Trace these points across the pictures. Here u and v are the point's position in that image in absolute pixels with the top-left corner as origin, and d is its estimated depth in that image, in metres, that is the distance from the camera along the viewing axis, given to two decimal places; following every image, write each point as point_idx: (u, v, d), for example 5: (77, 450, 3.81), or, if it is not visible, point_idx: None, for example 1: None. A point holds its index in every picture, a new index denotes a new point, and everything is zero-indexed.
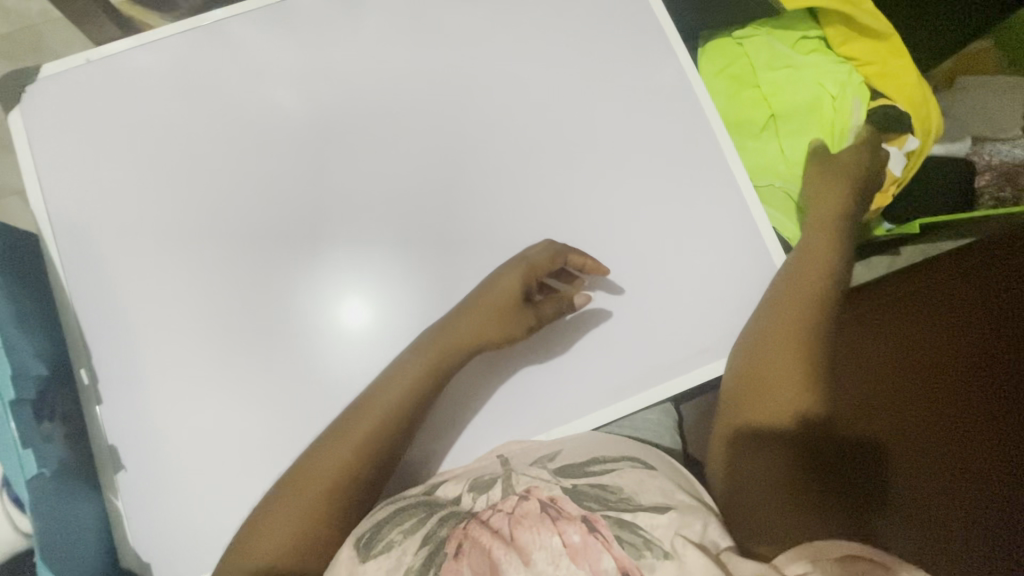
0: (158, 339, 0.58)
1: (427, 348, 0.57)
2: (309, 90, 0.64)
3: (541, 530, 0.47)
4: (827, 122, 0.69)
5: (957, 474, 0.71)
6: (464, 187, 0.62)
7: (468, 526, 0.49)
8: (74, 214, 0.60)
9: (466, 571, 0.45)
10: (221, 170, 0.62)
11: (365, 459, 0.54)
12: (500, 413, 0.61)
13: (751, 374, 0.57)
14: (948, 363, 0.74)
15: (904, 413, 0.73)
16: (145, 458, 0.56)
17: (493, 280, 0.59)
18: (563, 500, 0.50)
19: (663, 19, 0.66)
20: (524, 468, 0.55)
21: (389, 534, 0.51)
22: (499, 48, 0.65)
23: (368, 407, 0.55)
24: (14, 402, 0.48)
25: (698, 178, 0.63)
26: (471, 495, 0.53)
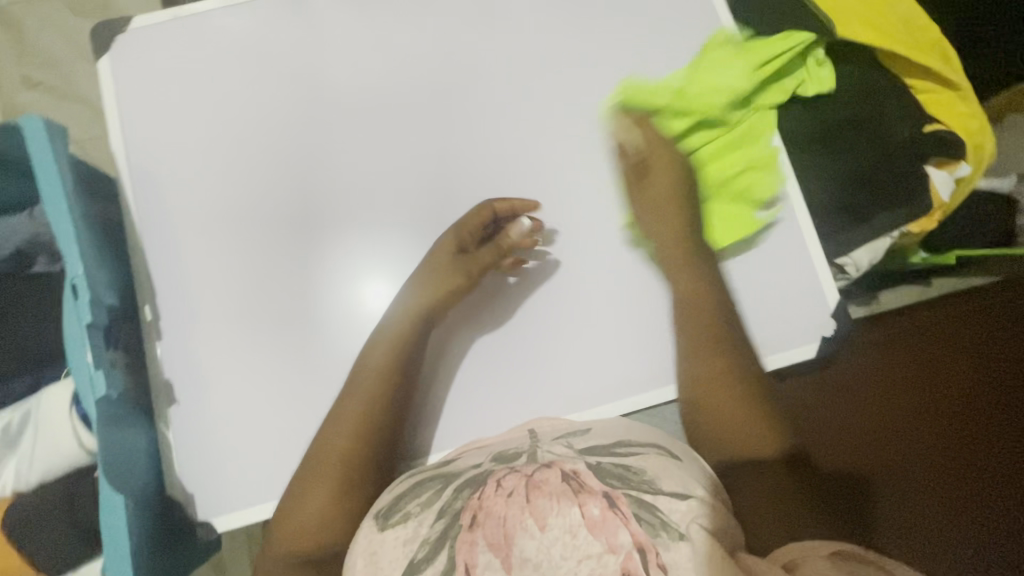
0: (217, 286, 0.61)
1: (394, 335, 0.59)
2: (371, 62, 0.66)
3: (559, 501, 0.48)
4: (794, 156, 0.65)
5: (966, 507, 0.74)
6: (518, 170, 0.64)
7: (485, 493, 0.50)
8: (149, 160, 0.64)
9: (482, 541, 0.47)
10: (286, 132, 0.64)
11: (364, 439, 0.57)
12: (521, 391, 0.62)
13: (709, 410, 0.60)
14: (947, 395, 0.76)
15: (895, 446, 0.77)
16: (197, 396, 0.59)
17: (437, 251, 0.62)
18: (586, 474, 0.51)
19: (726, 20, 0.66)
20: (550, 444, 0.56)
21: (406, 506, 0.53)
22: (557, 34, 0.66)
23: (354, 389, 0.58)
24: (90, 325, 0.50)
25: (748, 184, 0.64)
26: (495, 463, 0.55)
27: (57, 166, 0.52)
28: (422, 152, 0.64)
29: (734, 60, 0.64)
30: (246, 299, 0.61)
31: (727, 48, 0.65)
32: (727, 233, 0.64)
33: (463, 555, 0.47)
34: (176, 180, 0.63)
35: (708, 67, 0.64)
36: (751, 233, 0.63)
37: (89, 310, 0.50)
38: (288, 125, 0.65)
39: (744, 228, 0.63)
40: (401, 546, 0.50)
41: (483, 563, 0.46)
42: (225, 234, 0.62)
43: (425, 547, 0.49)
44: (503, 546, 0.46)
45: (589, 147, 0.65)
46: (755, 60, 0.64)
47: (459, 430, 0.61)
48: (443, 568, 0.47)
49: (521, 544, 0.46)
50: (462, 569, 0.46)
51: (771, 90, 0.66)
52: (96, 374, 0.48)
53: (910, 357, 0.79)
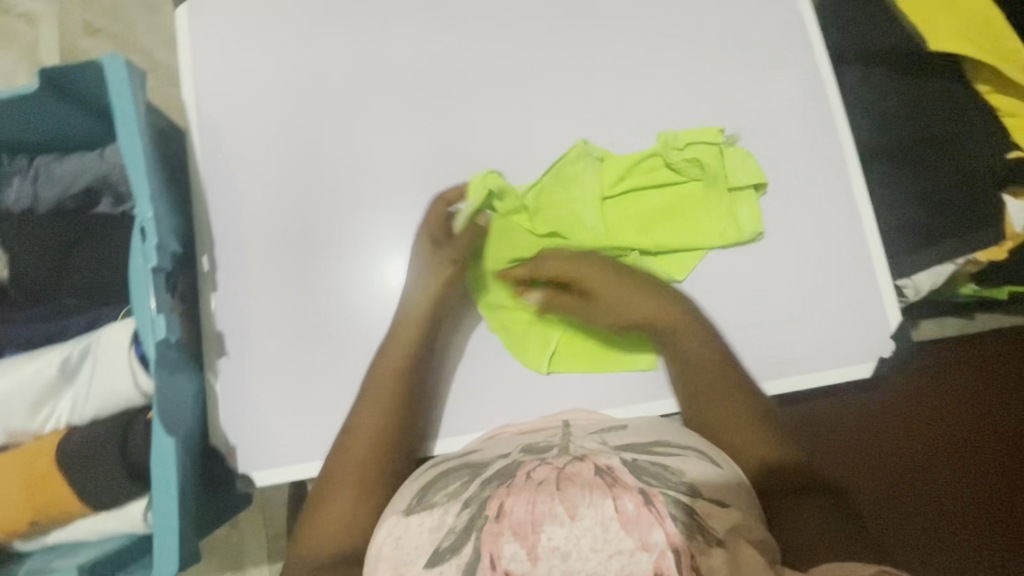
0: (273, 243, 0.61)
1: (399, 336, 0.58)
2: (443, 33, 0.65)
3: (592, 494, 0.44)
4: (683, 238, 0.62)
5: (952, 500, 0.82)
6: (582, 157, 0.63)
7: (513, 482, 0.47)
8: (216, 114, 0.64)
9: (508, 534, 0.43)
10: (352, 96, 0.64)
11: (389, 434, 0.56)
12: (560, 382, 0.61)
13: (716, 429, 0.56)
14: (906, 413, 0.84)
15: (885, 469, 0.83)
16: (247, 350, 0.59)
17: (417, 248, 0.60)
18: (620, 469, 0.47)
19: (811, 23, 0.64)
20: (583, 439, 0.53)
21: (434, 496, 0.49)
22: (634, 22, 0.65)
23: (372, 389, 0.57)
24: (156, 270, 0.50)
25: (824, 191, 0.61)
26: (524, 453, 0.51)
27: (135, 106, 0.52)
28: (486, 130, 0.63)
29: (574, 182, 0.62)
30: (299, 261, 0.61)
31: (579, 160, 0.62)
32: (560, 350, 0.62)
33: (488, 546, 0.43)
34: (243, 135, 0.63)
35: (557, 181, 0.62)
36: (575, 356, 0.62)
37: (156, 253, 0.50)
38: (355, 89, 0.64)
39: (571, 345, 0.62)
40: (426, 534, 0.47)
41: (507, 554, 0.42)
42: (288, 193, 0.62)
43: (450, 536, 0.45)
44: (529, 536, 0.43)
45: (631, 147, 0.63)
46: (623, 186, 0.63)
47: (497, 413, 0.60)
48: (467, 559, 0.43)
49: (548, 533, 0.43)
50: (486, 560, 0.43)
51: (633, 211, 0.64)
52: (158, 317, 0.49)
53: (878, 397, 0.84)
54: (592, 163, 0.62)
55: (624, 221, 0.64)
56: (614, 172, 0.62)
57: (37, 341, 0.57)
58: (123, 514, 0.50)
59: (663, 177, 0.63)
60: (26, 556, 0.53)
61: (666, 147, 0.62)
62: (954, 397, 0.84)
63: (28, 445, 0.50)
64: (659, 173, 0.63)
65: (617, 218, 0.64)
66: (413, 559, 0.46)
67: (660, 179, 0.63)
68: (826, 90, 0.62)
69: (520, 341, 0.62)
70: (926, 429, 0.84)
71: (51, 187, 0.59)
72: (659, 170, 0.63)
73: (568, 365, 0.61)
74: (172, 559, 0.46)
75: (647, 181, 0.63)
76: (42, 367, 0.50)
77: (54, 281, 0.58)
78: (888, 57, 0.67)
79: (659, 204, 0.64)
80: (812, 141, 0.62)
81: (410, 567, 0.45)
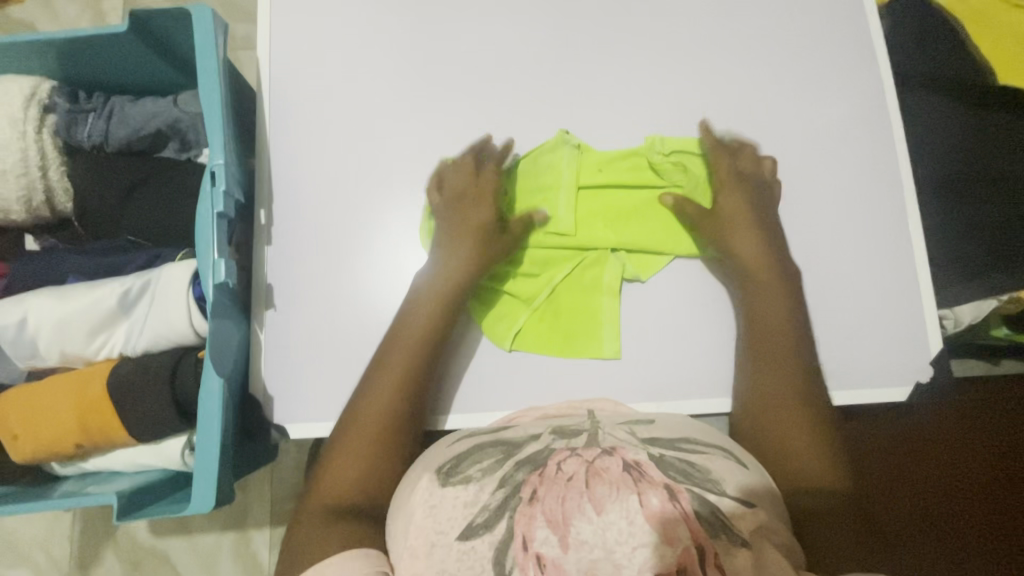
0: (329, 205, 0.62)
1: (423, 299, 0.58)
2: (517, 16, 0.65)
3: (620, 489, 0.41)
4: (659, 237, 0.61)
5: (1008, 561, 0.73)
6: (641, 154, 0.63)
7: (544, 470, 0.43)
8: (283, 73, 0.64)
9: (541, 518, 0.41)
10: (420, 68, 0.64)
11: (405, 399, 0.55)
12: (592, 369, 0.60)
13: (770, 430, 0.54)
14: (952, 460, 0.76)
15: (934, 522, 0.74)
16: (294, 304, 0.60)
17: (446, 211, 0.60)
18: (648, 464, 0.44)
19: (880, 49, 0.64)
20: (612, 428, 0.50)
21: (468, 469, 0.47)
22: (707, 26, 0.65)
23: (395, 348, 0.56)
24: (221, 215, 0.51)
25: (877, 214, 0.61)
26: (556, 437, 0.48)
27: (216, 54, 0.53)
28: (548, 114, 0.64)
29: (551, 170, 0.62)
30: (351, 224, 0.62)
31: (555, 151, 0.62)
32: (524, 333, 0.60)
33: (521, 528, 0.41)
34: (307, 92, 0.64)
35: (535, 168, 0.63)
36: (541, 342, 0.60)
37: (223, 199, 0.51)
38: (423, 62, 0.64)
39: (536, 330, 0.60)
40: (460, 507, 0.44)
41: (540, 538, 0.40)
42: (347, 155, 0.63)
43: (484, 512, 0.43)
44: (560, 525, 0.40)
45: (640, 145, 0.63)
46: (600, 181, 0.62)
47: (527, 395, 0.59)
48: (501, 536, 0.41)
49: (578, 526, 0.40)
50: (518, 542, 0.40)
51: (609, 210, 0.62)
52: (219, 261, 0.49)
53: (923, 441, 0.76)
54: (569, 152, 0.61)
55: (606, 213, 0.62)
56: (592, 166, 0.62)
57: (97, 273, 0.59)
58: (161, 449, 0.52)
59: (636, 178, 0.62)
60: (64, 479, 0.55)
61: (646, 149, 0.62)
62: (1002, 445, 0.77)
63: (82, 369, 0.52)
64: (633, 174, 0.62)
65: (597, 213, 0.62)
66: (446, 530, 0.43)
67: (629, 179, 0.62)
68: (889, 115, 0.63)
69: (489, 316, 0.61)
70: (974, 478, 0.76)
71: (123, 127, 0.60)
72: (632, 171, 0.62)
73: (526, 347, 0.60)
74: (210, 494, 0.48)
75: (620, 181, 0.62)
76: (104, 298, 0.52)
77: (115, 218, 0.59)
78: (948, 86, 0.68)
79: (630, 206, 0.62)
80: (868, 160, 0.62)
81: (443, 537, 0.43)
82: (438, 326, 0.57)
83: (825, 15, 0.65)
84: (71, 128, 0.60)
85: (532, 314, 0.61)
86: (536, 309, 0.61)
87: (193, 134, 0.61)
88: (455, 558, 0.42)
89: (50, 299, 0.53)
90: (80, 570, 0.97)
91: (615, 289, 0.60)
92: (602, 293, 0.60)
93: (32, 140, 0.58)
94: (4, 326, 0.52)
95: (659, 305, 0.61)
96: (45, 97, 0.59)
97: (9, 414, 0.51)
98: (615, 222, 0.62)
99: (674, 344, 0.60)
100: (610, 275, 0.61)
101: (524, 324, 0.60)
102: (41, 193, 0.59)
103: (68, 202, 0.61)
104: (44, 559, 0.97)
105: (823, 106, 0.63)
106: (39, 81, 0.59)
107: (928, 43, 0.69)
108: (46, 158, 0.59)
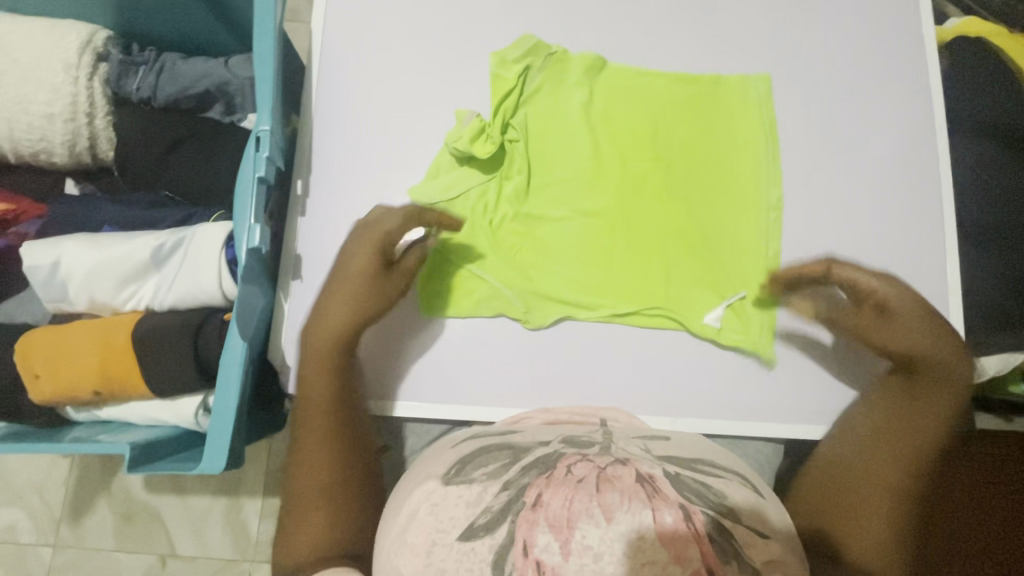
0: (362, 182, 0.62)
1: (348, 273, 0.53)
2: (574, 18, 0.65)
3: (631, 500, 0.39)
4: (671, 190, 0.61)
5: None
6: (687, 164, 0.62)
7: (552, 473, 0.42)
8: (333, 48, 0.64)
9: (544, 525, 0.39)
10: (470, 57, 0.64)
11: (332, 407, 0.52)
12: (608, 378, 0.59)
13: (839, 450, 0.53)
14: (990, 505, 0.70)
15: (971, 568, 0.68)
16: (319, 279, 0.59)
17: (348, 253, 0.54)
18: (662, 480, 0.42)
19: (936, 88, 0.63)
20: (625, 442, 0.48)
21: (473, 472, 0.45)
22: (763, 48, 0.64)
23: (310, 350, 0.53)
24: (261, 180, 0.51)
25: (912, 254, 0.60)
26: (565, 445, 0.47)
27: (274, 22, 0.53)
28: (596, 116, 0.63)
29: (562, 57, 0.63)
30: (381, 203, 0.62)
31: (506, 66, 0.61)
32: (539, 303, 0.59)
33: (522, 532, 0.40)
34: (356, 69, 0.64)
35: (552, 124, 0.62)
36: (571, 298, 0.59)
37: (264, 164, 0.51)
38: (475, 51, 0.64)
39: (558, 271, 0.60)
40: (462, 507, 0.43)
41: (541, 544, 0.39)
42: (388, 139, 0.63)
43: (486, 514, 0.42)
44: (564, 530, 0.39)
45: (685, 160, 0.62)
46: (629, 92, 0.63)
47: (539, 396, 0.58)
48: (501, 541, 0.40)
49: (583, 531, 0.39)
50: (519, 546, 0.39)
51: (662, 180, 0.62)
52: (255, 225, 0.49)
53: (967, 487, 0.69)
54: (540, 76, 0.62)
55: (621, 166, 0.62)
56: (609, 90, 0.63)
57: (131, 225, 0.59)
58: (175, 406, 0.53)
59: (735, 131, 0.62)
60: (76, 424, 0.56)
61: (623, 130, 0.63)
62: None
63: (109, 318, 0.53)
64: (704, 137, 0.62)
65: (624, 178, 0.61)
66: (448, 529, 0.42)
67: (734, 107, 0.62)
68: (937, 155, 0.62)
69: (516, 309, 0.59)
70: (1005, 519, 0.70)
71: (172, 83, 0.61)
72: (657, 131, 0.63)
73: (547, 347, 0.59)
74: (219, 458, 0.48)
75: (717, 111, 0.63)
76: (139, 249, 0.52)
77: (155, 173, 0.60)
78: (1001, 135, 0.67)
79: (623, 161, 0.62)
80: (908, 200, 0.61)
81: (444, 536, 0.42)
82: (356, 324, 0.53)
83: (881, 47, 0.64)
84: (121, 79, 0.61)
85: (561, 258, 0.60)
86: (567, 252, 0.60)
87: (240, 98, 0.62)
88: (455, 560, 0.41)
89: (85, 245, 0.53)
90: (71, 516, 0.98)
91: (659, 307, 0.59)
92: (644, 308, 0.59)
93: (83, 86, 0.58)
94: (38, 266, 0.53)
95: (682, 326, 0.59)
96: (100, 46, 0.60)
97: (33, 354, 0.52)
98: (663, 201, 0.61)
99: (692, 361, 0.59)
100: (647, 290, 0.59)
101: (541, 274, 0.60)
102: (85, 140, 0.59)
103: (111, 151, 0.61)
104: (38, 502, 0.99)
105: (869, 139, 0.62)
106: (94, 30, 0.59)
107: (983, 88, 0.68)
108: (95, 106, 0.59)
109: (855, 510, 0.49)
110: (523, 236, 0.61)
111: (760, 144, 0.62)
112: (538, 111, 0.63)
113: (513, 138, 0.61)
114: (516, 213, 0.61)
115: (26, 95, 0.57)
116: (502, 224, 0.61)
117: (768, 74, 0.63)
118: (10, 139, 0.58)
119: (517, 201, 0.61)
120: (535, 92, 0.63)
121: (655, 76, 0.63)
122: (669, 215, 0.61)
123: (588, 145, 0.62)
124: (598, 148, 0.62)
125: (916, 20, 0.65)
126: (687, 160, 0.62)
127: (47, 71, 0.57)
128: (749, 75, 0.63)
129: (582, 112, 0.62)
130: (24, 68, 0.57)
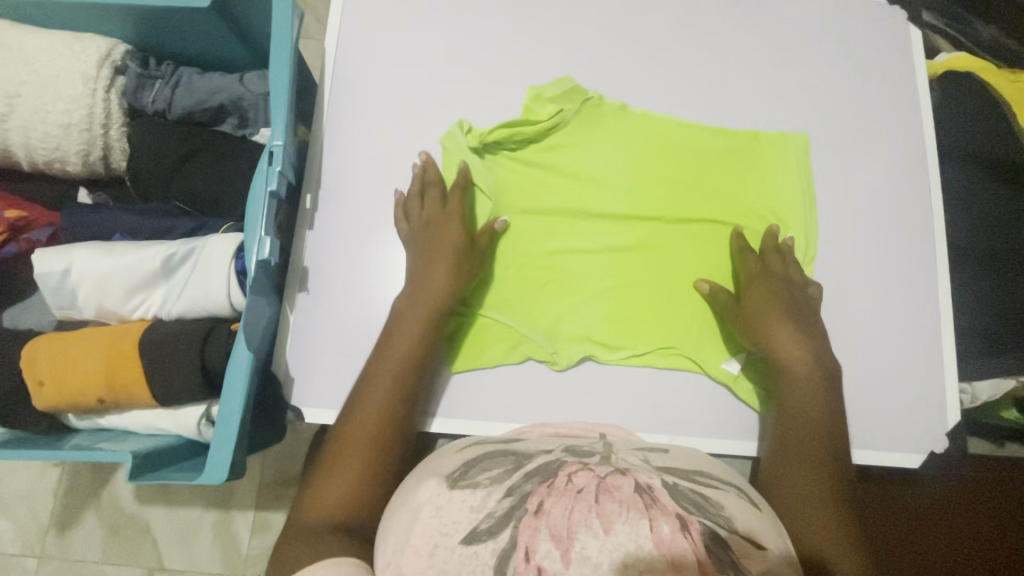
0: (371, 197, 0.63)
1: (428, 255, 0.59)
2: (581, 43, 0.67)
3: (630, 510, 0.39)
4: (696, 241, 0.64)
5: None
6: (704, 209, 0.64)
7: (553, 482, 0.42)
8: (346, 67, 0.66)
9: (545, 533, 0.39)
10: (480, 78, 0.66)
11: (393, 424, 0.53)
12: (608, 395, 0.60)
13: (779, 469, 0.53)
14: (950, 518, 0.74)
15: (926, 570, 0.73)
16: (326, 292, 0.61)
17: (426, 241, 0.59)
18: (660, 490, 0.42)
19: (927, 119, 0.66)
20: (624, 453, 0.49)
21: (477, 476, 0.45)
22: (764, 76, 0.67)
23: (390, 352, 0.55)
24: (272, 194, 0.52)
25: (905, 278, 0.62)
26: (567, 453, 0.47)
27: (290, 41, 0.54)
28: (604, 140, 0.65)
29: (599, 104, 0.65)
30: (387, 217, 0.63)
31: (541, 103, 0.63)
32: (561, 342, 0.60)
33: (524, 538, 0.39)
34: (368, 87, 0.65)
35: (582, 164, 0.64)
36: (590, 341, 0.60)
37: (276, 178, 0.52)
38: (484, 73, 0.66)
39: (581, 308, 0.62)
40: (466, 511, 0.42)
41: (542, 551, 0.38)
42: (399, 155, 0.64)
43: (489, 519, 0.41)
44: (564, 540, 0.38)
45: (710, 210, 0.64)
46: (664, 139, 0.65)
47: (540, 411, 0.59)
48: (504, 546, 0.39)
49: (582, 541, 0.38)
50: (521, 552, 0.38)
51: (686, 229, 0.64)
52: (265, 237, 0.50)
53: (929, 500, 0.74)
54: (575, 118, 0.65)
55: (652, 212, 0.63)
56: (646, 140, 0.65)
57: (142, 234, 0.60)
58: (179, 414, 0.53)
59: (767, 186, 0.64)
60: (78, 432, 0.56)
61: (654, 178, 0.64)
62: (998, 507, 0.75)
63: (117, 326, 0.53)
64: (734, 192, 0.64)
65: (651, 225, 0.64)
66: (451, 532, 0.41)
67: (767, 164, 0.64)
68: (928, 183, 0.64)
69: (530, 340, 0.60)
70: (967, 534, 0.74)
71: (188, 96, 0.62)
72: (687, 183, 0.64)
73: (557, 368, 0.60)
74: (222, 468, 0.48)
75: (749, 167, 0.64)
76: (148, 259, 0.53)
77: (167, 184, 0.61)
78: (987, 168, 0.69)
79: (651, 209, 0.64)
80: (901, 226, 0.63)
81: (446, 540, 0.41)
82: (430, 328, 0.56)
83: (875, 79, 0.67)
84: (137, 92, 0.62)
85: (584, 296, 0.62)
86: (587, 294, 0.62)
87: (252, 112, 0.63)
88: (457, 562, 0.40)
89: (96, 253, 0.54)
90: (58, 527, 0.97)
91: (670, 343, 0.61)
92: (662, 350, 0.60)
93: (100, 98, 0.59)
94: (49, 273, 0.53)
95: (698, 371, 0.60)
96: (118, 60, 0.61)
97: (38, 361, 0.52)
98: (686, 249, 0.63)
99: (691, 378, 0.60)
100: (661, 330, 0.61)
101: (563, 310, 0.62)
102: (99, 150, 0.61)
103: (124, 161, 0.62)
104: (25, 512, 0.97)
105: (862, 167, 0.64)
106: (113, 44, 0.61)
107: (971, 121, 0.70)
108: (110, 117, 0.61)
109: (813, 526, 0.48)
110: (545, 272, 0.63)
111: (784, 203, 0.64)
112: (568, 148, 0.65)
113: (542, 175, 0.64)
114: (540, 252, 0.63)
115: (43, 105, 0.58)
116: (525, 261, 0.63)
117: (806, 133, 0.65)
118: (25, 148, 0.59)
119: (537, 239, 0.63)
120: (569, 138, 0.65)
121: (692, 128, 0.65)
122: (689, 261, 0.63)
123: (618, 191, 0.64)
124: (631, 196, 0.64)
125: (909, 55, 0.67)
126: (715, 217, 0.64)
127: (64, 82, 0.58)
128: (787, 134, 0.65)
129: (614, 157, 0.65)
130: (44, 79, 0.58)
